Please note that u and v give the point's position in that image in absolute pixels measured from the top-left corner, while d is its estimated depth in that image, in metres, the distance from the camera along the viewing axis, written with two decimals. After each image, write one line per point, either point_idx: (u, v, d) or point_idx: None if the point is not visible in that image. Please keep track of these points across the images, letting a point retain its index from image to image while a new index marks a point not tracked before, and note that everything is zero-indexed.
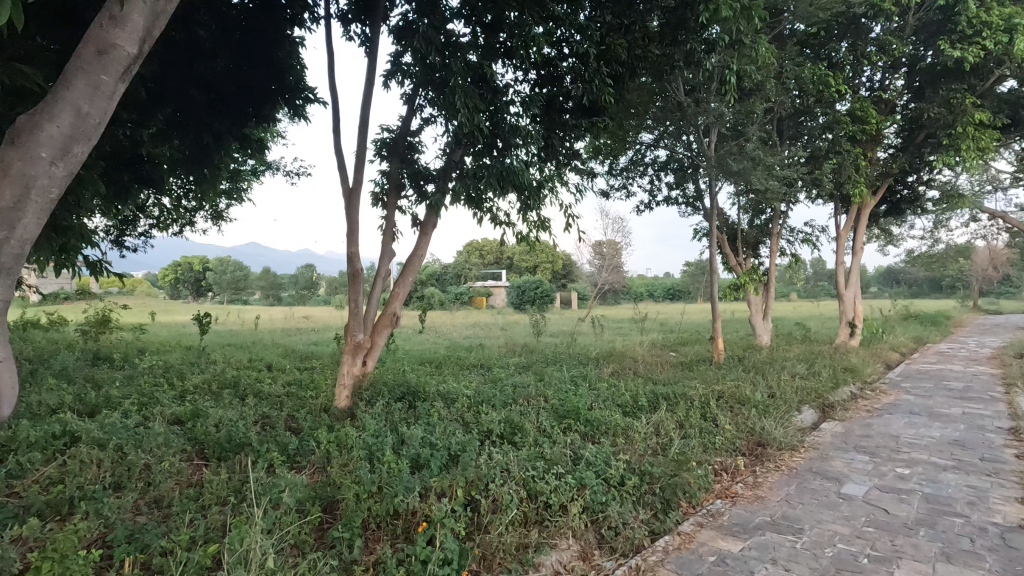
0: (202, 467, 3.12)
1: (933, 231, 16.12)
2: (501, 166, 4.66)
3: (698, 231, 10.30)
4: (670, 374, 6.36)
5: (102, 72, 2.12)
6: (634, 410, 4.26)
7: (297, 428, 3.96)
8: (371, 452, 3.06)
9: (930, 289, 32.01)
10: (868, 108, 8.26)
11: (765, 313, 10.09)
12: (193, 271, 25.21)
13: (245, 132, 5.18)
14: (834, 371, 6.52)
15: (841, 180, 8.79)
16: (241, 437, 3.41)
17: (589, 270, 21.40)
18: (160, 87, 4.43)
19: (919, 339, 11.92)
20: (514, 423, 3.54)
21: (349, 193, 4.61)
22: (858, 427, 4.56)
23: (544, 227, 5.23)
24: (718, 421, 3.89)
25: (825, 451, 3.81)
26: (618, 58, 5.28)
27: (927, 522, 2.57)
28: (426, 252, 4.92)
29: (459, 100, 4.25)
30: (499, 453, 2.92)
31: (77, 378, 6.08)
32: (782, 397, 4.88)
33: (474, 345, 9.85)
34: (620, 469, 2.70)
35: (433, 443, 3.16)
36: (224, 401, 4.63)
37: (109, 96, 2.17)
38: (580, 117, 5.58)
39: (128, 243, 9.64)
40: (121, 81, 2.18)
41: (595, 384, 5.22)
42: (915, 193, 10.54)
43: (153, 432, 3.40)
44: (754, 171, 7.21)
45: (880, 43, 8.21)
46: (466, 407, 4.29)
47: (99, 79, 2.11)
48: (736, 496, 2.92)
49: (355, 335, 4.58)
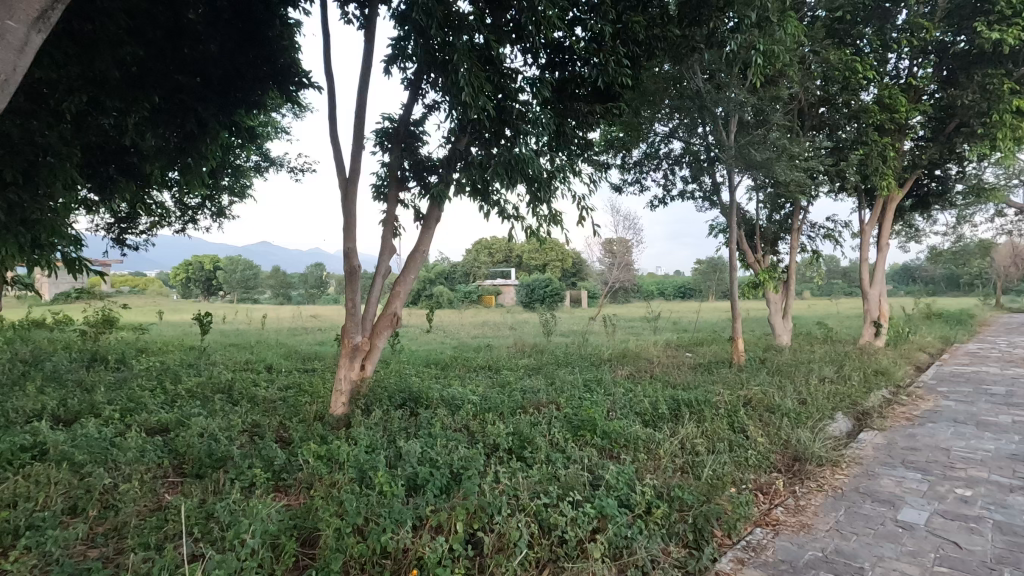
0: (176, 486, 2.82)
1: (957, 227, 15.50)
2: (511, 155, 4.30)
3: (714, 227, 9.94)
4: (689, 377, 5.97)
5: (8, 17, 1.91)
6: (654, 420, 3.90)
7: (288, 440, 3.64)
8: (362, 472, 2.73)
9: (948, 287, 31.15)
10: (897, 95, 7.77)
11: (786, 312, 9.66)
12: (204, 270, 24.88)
13: (236, 120, 4.87)
14: (863, 375, 6.10)
15: (868, 173, 8.32)
16: (223, 450, 3.11)
17: (600, 269, 20.96)
18: (144, 71, 4.13)
19: (946, 339, 11.42)
20: (525, 436, 3.21)
21: (345, 184, 4.28)
22: (900, 437, 4.16)
23: (556, 222, 4.87)
24: (749, 433, 3.53)
25: (870, 468, 3.41)
26: (636, 37, 4.87)
27: (1010, 561, 2.20)
28: (428, 248, 4.58)
29: (463, 83, 3.89)
30: (508, 475, 2.59)
31: (67, 381, 5.84)
32: (814, 404, 4.50)
33: (482, 346, 9.51)
34: (646, 496, 2.36)
35: (433, 459, 2.84)
36: (213, 408, 4.33)
37: (19, 46, 1.96)
38: (595, 103, 5.21)
39: (129, 241, 9.44)
40: (34, 29, 1.97)
41: (611, 390, 4.85)
42: (944, 185, 10.04)
43: (126, 445, 3.09)
44: (778, 161, 6.74)
45: (910, 27, 7.77)
46: (471, 416, 3.94)
47: (4, 25, 1.90)
48: (778, 524, 2.55)
49: (353, 336, 4.23)
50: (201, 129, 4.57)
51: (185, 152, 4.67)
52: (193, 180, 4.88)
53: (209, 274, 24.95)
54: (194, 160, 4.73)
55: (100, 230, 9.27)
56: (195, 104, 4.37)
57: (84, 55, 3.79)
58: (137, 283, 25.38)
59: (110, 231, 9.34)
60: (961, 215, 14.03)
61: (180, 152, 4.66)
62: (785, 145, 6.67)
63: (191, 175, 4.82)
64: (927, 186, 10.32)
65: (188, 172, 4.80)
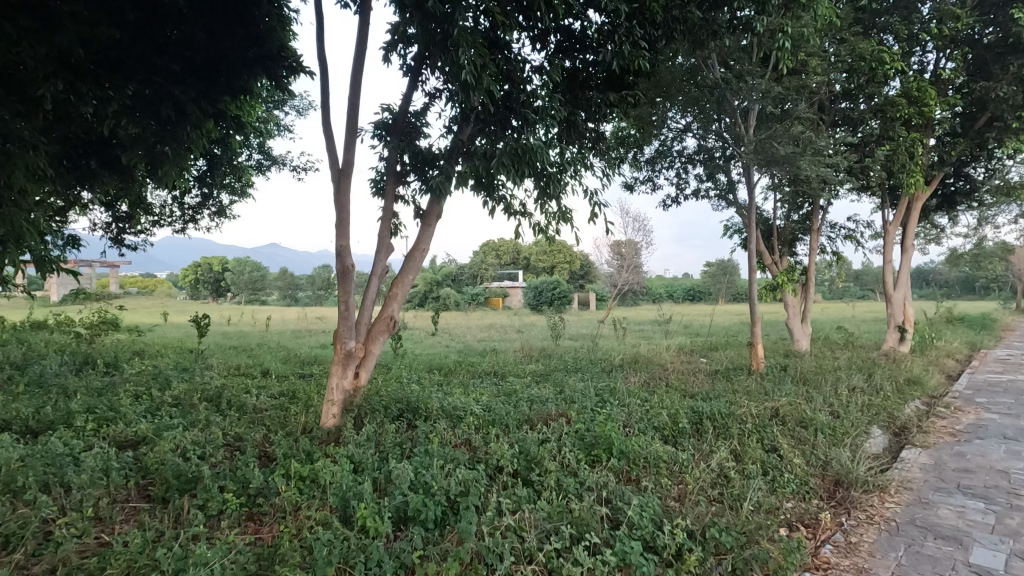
0: (135, 515, 2.48)
1: (979, 229, 14.94)
2: (518, 145, 3.92)
3: (729, 227, 9.56)
4: (707, 386, 5.57)
5: None
6: (674, 436, 3.53)
7: (271, 456, 3.29)
8: (346, 502, 2.39)
9: (963, 290, 30.45)
10: (926, 87, 7.33)
11: (805, 316, 9.24)
12: (213, 271, 24.95)
13: (220, 109, 4.53)
14: (895, 386, 5.67)
15: (895, 170, 7.89)
16: (193, 471, 2.73)
17: (608, 271, 20.61)
18: (118, 54, 3.84)
19: (972, 344, 10.94)
20: (532, 456, 2.86)
21: (338, 177, 3.94)
22: (948, 457, 3.76)
23: (566, 219, 4.52)
24: (782, 453, 3.17)
25: (923, 494, 3.01)
26: (654, 19, 4.50)
27: None
28: (428, 247, 4.23)
29: (466, 63, 3.49)
30: (512, 508, 2.27)
31: (51, 387, 5.52)
32: (848, 418, 4.12)
33: (488, 350, 9.12)
34: (676, 537, 2.03)
35: (427, 484, 2.49)
36: (195, 418, 4.01)
37: None
38: (608, 91, 4.84)
39: (127, 241, 9.21)
40: None
41: (625, 400, 4.47)
42: (971, 184, 9.60)
43: (83, 464, 2.76)
44: (804, 155, 6.32)
45: (940, 15, 7.32)
46: (473, 429, 3.60)
47: None
48: (831, 568, 2.19)
49: (346, 342, 3.88)
50: (182, 117, 4.22)
51: (163, 139, 4.26)
52: (171, 172, 4.42)
53: (218, 275, 25.04)
54: (170, 148, 4.31)
55: (96, 230, 9.04)
56: (173, 88, 4.00)
57: (45, 30, 3.49)
58: (144, 283, 25.31)
59: (107, 232, 9.11)
60: (984, 217, 13.56)
61: (157, 139, 4.26)
62: (809, 139, 6.27)
63: (169, 166, 4.37)
64: (954, 185, 9.89)
65: (164, 161, 4.37)
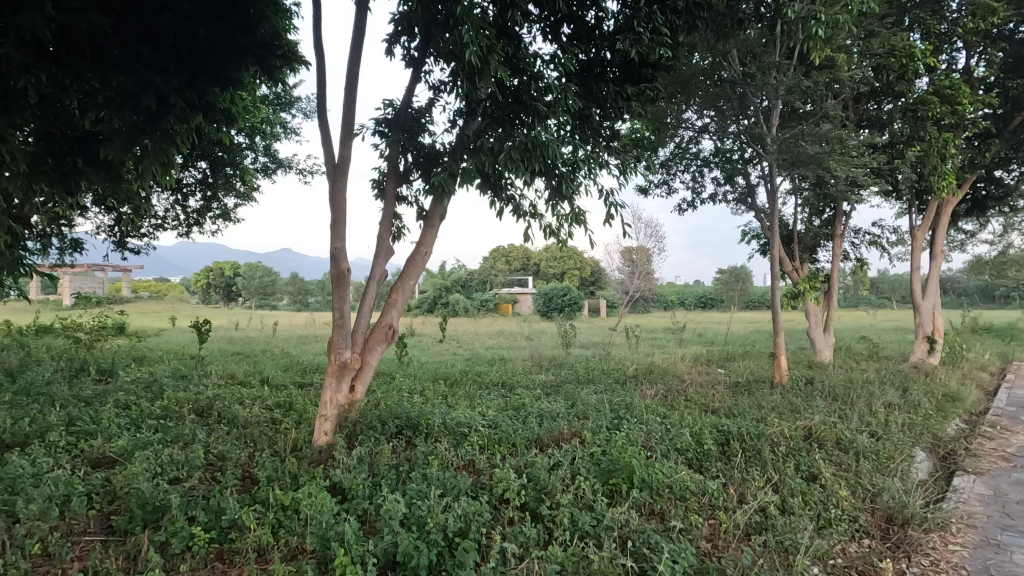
0: (89, 552, 2.18)
1: (1004, 236, 14.41)
2: (528, 139, 3.58)
3: (747, 232, 9.19)
4: (730, 400, 5.19)
5: None
6: (700, 460, 3.18)
7: (254, 478, 2.99)
8: (325, 543, 2.08)
9: (983, 299, 29.55)
10: (960, 84, 6.86)
11: (828, 325, 8.81)
12: (225, 276, 24.66)
13: (211, 101, 4.24)
14: (935, 403, 5.25)
15: (925, 172, 7.45)
16: (162, 499, 2.41)
17: (620, 278, 20.23)
18: (95, 42, 3.58)
19: (1005, 357, 10.39)
20: (543, 486, 2.52)
21: (334, 173, 3.65)
22: (1006, 486, 3.35)
23: (579, 221, 4.20)
24: (824, 485, 2.80)
25: (989, 533, 2.63)
26: (675, 5, 4.16)
27: None
28: (431, 249, 3.91)
29: (469, 42, 3.11)
30: (518, 555, 1.98)
31: (38, 396, 5.25)
32: (891, 441, 3.73)
33: (497, 359, 8.78)
34: None
35: (421, 521, 2.17)
36: (177, 434, 3.69)
37: None
38: (626, 85, 4.50)
39: (130, 245, 9.02)
40: None
41: (642, 416, 4.12)
42: (1003, 189, 9.12)
43: (39, 489, 2.45)
44: (833, 154, 5.92)
45: (975, 8, 6.91)
46: (476, 450, 3.27)
47: None
48: None
49: (340, 353, 3.57)
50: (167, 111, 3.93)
51: (145, 132, 3.80)
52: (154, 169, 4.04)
53: (230, 280, 24.85)
54: (153, 141, 3.88)
55: (99, 233, 8.85)
56: (154, 76, 3.63)
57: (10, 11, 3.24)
58: (154, 287, 25.24)
59: (111, 235, 8.95)
60: (1011, 224, 13.03)
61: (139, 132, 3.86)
62: (838, 137, 5.89)
63: (149, 161, 3.87)
64: (984, 189, 9.42)
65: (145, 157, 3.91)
